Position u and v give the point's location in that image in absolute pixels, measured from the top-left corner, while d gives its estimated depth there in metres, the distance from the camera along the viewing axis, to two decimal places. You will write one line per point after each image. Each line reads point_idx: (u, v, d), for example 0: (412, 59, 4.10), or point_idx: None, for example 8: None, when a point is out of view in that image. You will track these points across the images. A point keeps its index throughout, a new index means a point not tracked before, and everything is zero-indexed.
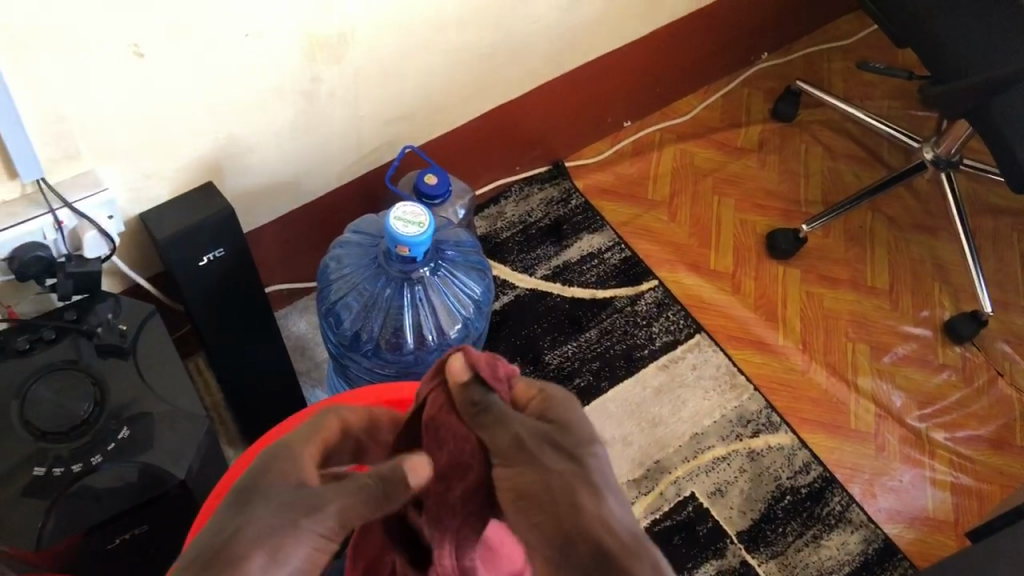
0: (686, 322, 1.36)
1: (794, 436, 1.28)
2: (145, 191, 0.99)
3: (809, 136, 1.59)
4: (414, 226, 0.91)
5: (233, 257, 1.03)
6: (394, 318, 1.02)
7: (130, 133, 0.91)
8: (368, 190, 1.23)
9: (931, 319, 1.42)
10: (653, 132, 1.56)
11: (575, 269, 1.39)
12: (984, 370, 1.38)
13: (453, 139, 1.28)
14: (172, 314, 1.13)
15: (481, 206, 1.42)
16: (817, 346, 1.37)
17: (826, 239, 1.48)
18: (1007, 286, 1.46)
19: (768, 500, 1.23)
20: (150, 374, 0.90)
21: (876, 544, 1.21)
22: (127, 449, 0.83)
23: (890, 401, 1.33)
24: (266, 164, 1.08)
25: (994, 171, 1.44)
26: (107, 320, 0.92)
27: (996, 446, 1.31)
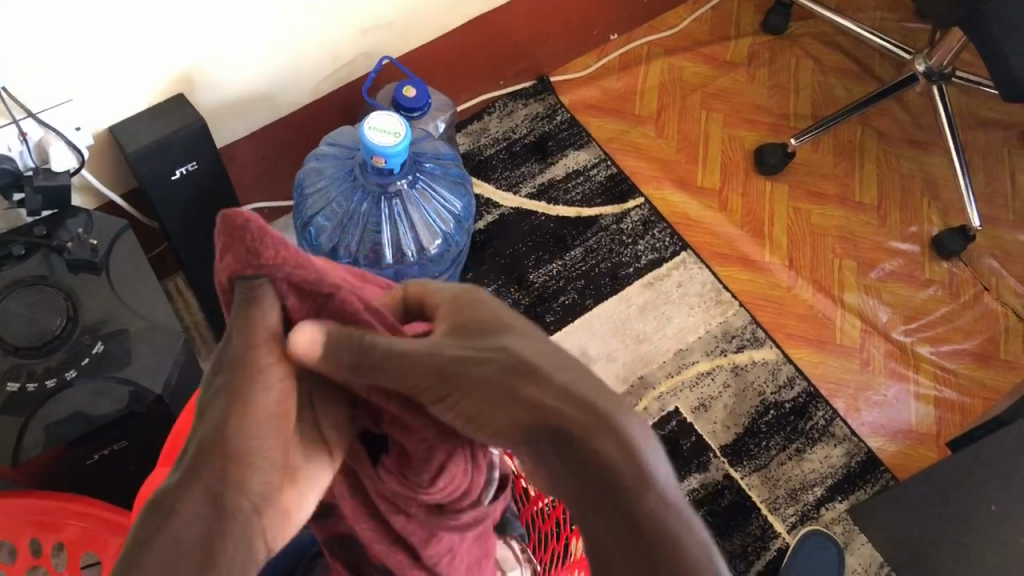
0: (672, 240, 1.35)
1: (778, 350, 1.28)
2: (113, 101, 0.96)
3: (800, 49, 1.55)
4: (390, 135, 0.89)
5: (207, 171, 1.01)
6: (371, 234, 1.00)
7: (96, 41, 0.88)
8: (346, 105, 1.20)
9: (920, 234, 1.40)
10: (640, 46, 1.52)
11: (560, 187, 1.37)
12: (971, 286, 1.37)
13: (432, 51, 1.24)
14: (147, 232, 1.11)
15: (463, 123, 1.39)
16: (803, 262, 1.36)
17: (815, 154, 1.46)
18: (996, 201, 1.45)
19: (751, 414, 1.23)
20: (123, 289, 0.88)
21: (859, 457, 1.22)
22: (104, 364, 0.83)
23: (876, 316, 1.33)
24: (239, 76, 1.04)
25: (986, 83, 1.41)
26: (78, 235, 0.90)
27: (981, 360, 1.31)
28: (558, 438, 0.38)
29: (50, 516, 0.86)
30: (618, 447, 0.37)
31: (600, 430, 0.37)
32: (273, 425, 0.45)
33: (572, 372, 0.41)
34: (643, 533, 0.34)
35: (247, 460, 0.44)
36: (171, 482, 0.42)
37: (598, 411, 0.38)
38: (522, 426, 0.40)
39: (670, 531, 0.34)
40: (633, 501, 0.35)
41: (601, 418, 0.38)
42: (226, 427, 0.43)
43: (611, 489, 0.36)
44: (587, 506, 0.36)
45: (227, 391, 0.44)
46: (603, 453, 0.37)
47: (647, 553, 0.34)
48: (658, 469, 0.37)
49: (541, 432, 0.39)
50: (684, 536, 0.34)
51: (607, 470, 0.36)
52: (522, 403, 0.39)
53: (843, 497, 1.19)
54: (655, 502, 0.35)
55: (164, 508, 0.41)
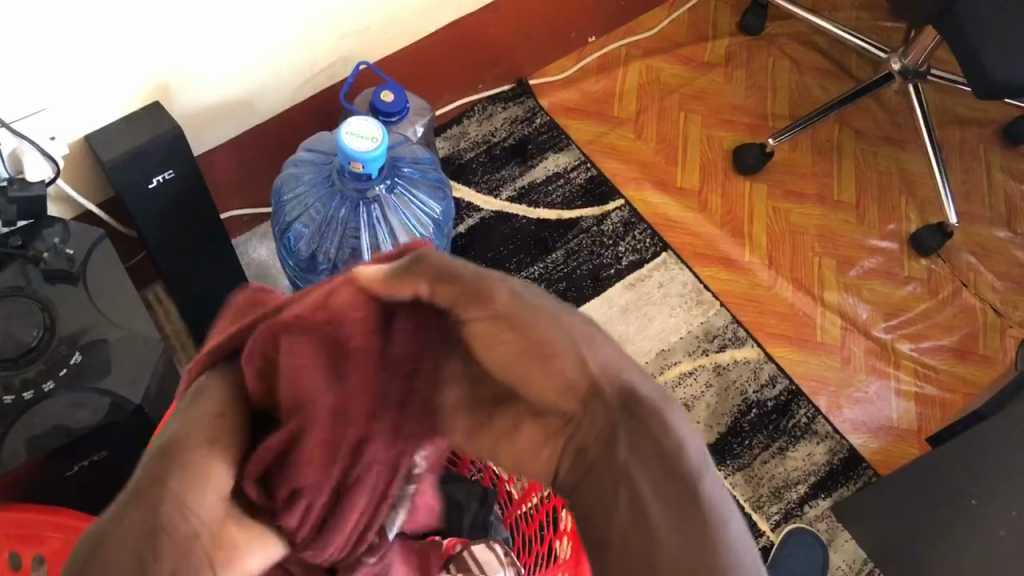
0: (653, 241, 1.35)
1: (759, 349, 1.28)
2: (89, 111, 0.95)
3: (777, 49, 1.56)
4: (367, 140, 0.89)
5: (184, 179, 1.01)
6: (350, 239, 1.00)
7: (71, 50, 0.88)
8: (324, 111, 1.20)
9: (898, 232, 1.41)
10: (618, 48, 1.52)
11: (541, 190, 1.37)
12: (949, 282, 1.38)
13: (410, 55, 1.24)
14: (125, 241, 1.11)
15: (442, 127, 1.39)
16: (783, 261, 1.36)
17: (794, 153, 1.46)
18: (973, 197, 1.46)
19: (734, 413, 1.24)
20: (101, 299, 0.88)
21: (842, 455, 1.22)
22: (83, 375, 0.83)
23: (856, 314, 1.34)
24: (215, 82, 1.04)
25: (961, 81, 1.42)
26: (54, 245, 0.90)
27: (960, 356, 1.32)
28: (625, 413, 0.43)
29: (30, 528, 0.85)
30: (681, 433, 0.43)
31: (662, 412, 0.43)
32: (216, 466, 0.45)
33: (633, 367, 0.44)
34: (697, 522, 0.42)
35: (182, 509, 0.42)
36: (115, 510, 0.41)
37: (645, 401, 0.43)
38: (579, 391, 0.43)
39: (715, 517, 0.42)
40: (693, 489, 0.42)
41: (657, 404, 0.43)
42: (181, 448, 0.44)
43: (675, 477, 0.42)
44: (638, 477, 0.43)
45: (177, 434, 0.44)
46: (674, 433, 0.43)
47: (700, 543, 0.41)
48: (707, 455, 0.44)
49: (607, 404, 0.43)
50: (722, 528, 0.42)
51: (671, 458, 0.42)
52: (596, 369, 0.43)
53: (827, 495, 1.20)
54: (704, 490, 0.42)
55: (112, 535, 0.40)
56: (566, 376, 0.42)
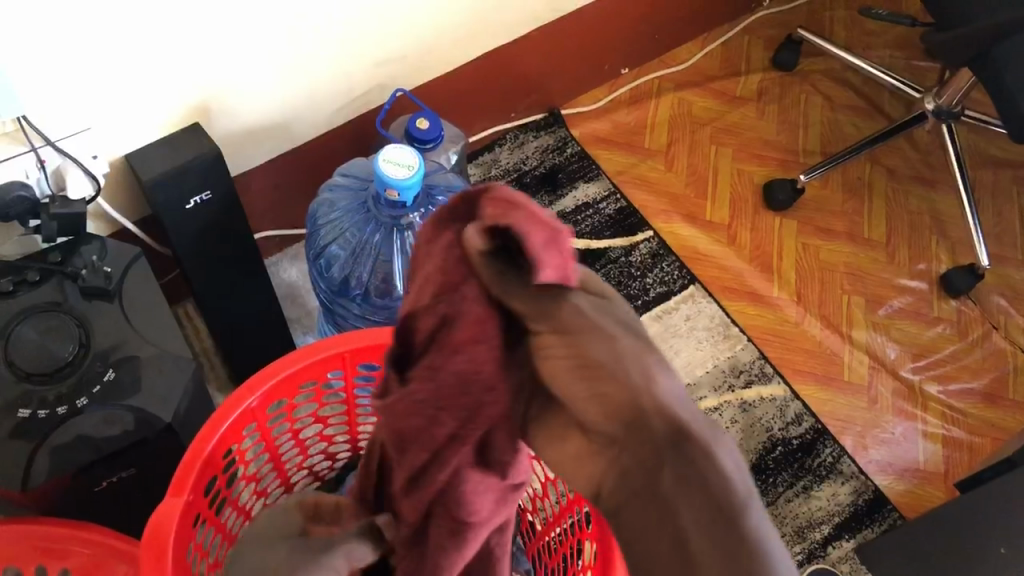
0: (681, 274, 1.35)
1: (786, 387, 1.27)
2: (130, 129, 0.97)
3: (810, 86, 1.57)
4: (404, 168, 0.90)
5: (220, 201, 1.02)
6: (383, 265, 1.01)
7: (114, 69, 0.89)
8: (360, 136, 1.21)
9: (927, 272, 1.41)
10: (651, 80, 1.53)
11: (570, 220, 1.37)
12: (979, 324, 1.37)
13: (445, 83, 1.26)
14: (159, 259, 1.12)
15: (474, 154, 1.40)
16: (811, 298, 1.36)
17: (824, 190, 1.46)
18: (1005, 240, 1.45)
19: (759, 451, 1.23)
20: (136, 318, 0.89)
21: (867, 496, 1.21)
22: (114, 393, 0.83)
23: (884, 353, 1.33)
24: (254, 105, 1.06)
25: (995, 123, 1.42)
26: (92, 262, 0.91)
27: (989, 400, 1.31)
28: (670, 441, 0.40)
29: (55, 542, 0.85)
30: (730, 464, 0.39)
31: (705, 441, 0.39)
32: None
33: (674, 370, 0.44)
34: (740, 553, 0.37)
35: None
36: None
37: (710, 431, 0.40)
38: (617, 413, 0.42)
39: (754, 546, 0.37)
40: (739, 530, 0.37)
41: (709, 435, 0.40)
42: None
43: (720, 512, 0.38)
44: (684, 514, 0.38)
45: None
46: (716, 463, 0.39)
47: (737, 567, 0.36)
48: (753, 491, 0.39)
49: (640, 423, 0.41)
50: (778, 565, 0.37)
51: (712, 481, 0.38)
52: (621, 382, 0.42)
53: (851, 536, 1.19)
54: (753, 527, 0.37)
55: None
56: (613, 400, 0.42)
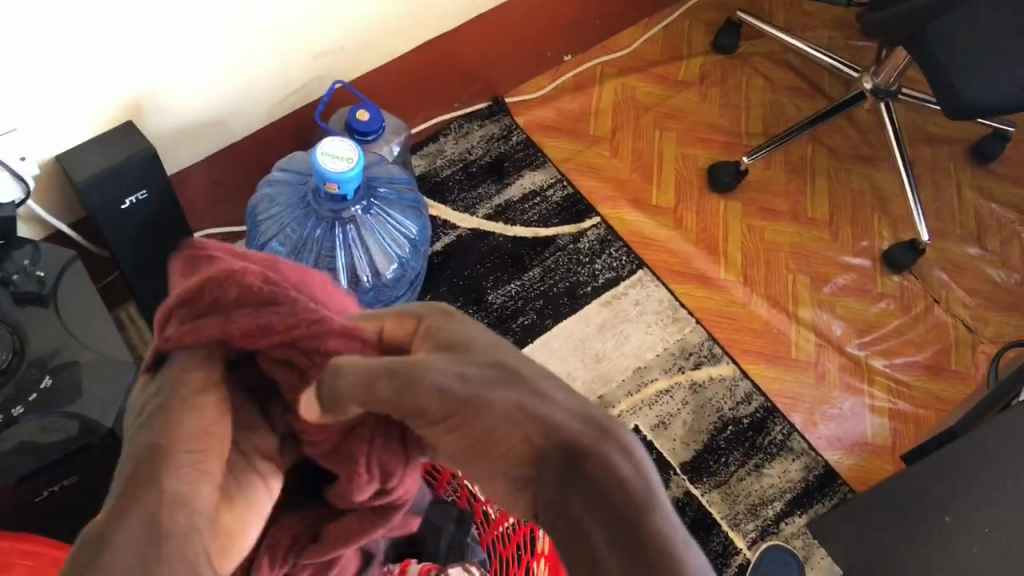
0: (629, 259, 1.35)
1: (734, 366, 1.29)
2: (60, 130, 0.94)
3: (750, 68, 1.58)
4: (343, 160, 0.88)
5: (158, 199, 1.00)
6: (326, 260, 1.00)
7: (40, 71, 0.87)
8: (299, 130, 1.19)
9: (870, 248, 1.43)
10: (593, 66, 1.53)
11: (517, 208, 1.37)
12: (921, 299, 1.40)
13: (385, 75, 1.24)
14: (97, 260, 1.09)
15: (419, 145, 1.40)
16: (758, 279, 1.37)
17: (767, 171, 1.47)
18: (944, 215, 1.48)
19: (710, 431, 1.24)
20: (72, 322, 0.87)
21: (817, 471, 1.23)
22: (53, 400, 0.81)
23: (830, 330, 1.35)
24: (189, 102, 1.04)
25: (931, 100, 1.44)
26: (24, 267, 0.89)
27: (933, 372, 1.33)
28: (565, 459, 0.33)
29: None
30: (624, 461, 0.32)
31: (600, 447, 0.33)
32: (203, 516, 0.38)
33: (539, 367, 0.37)
34: (651, 555, 0.29)
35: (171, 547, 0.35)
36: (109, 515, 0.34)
37: (597, 421, 0.34)
38: (528, 450, 0.34)
39: (673, 553, 0.30)
40: (638, 521, 0.30)
41: (591, 432, 0.33)
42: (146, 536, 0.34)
43: (628, 526, 0.30)
44: (596, 538, 0.31)
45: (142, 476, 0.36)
46: (613, 468, 0.32)
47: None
48: (662, 496, 0.32)
49: (547, 451, 0.33)
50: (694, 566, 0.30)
51: (620, 493, 0.31)
52: (533, 422, 0.34)
53: (802, 511, 1.20)
54: (659, 530, 0.30)
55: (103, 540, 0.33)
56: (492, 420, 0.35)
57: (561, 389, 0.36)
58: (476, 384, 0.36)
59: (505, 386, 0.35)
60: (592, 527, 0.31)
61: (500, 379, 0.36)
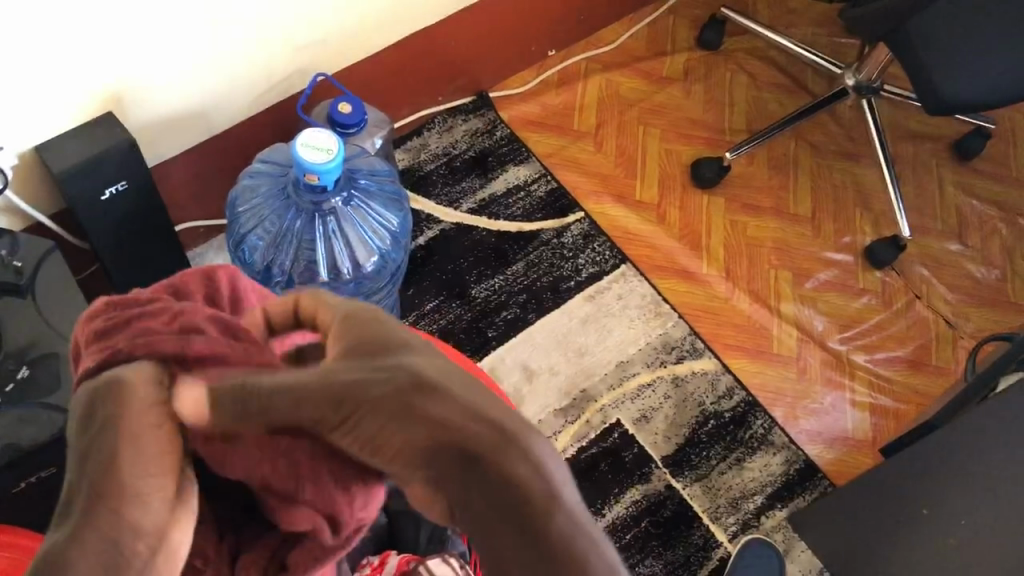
0: (612, 254, 1.36)
1: (717, 361, 1.29)
2: (40, 122, 0.94)
3: (734, 64, 1.58)
4: (322, 152, 0.88)
5: (138, 190, 1.00)
6: (306, 252, 1.00)
7: (19, 62, 0.87)
8: (281, 123, 1.19)
9: (852, 245, 1.43)
10: (578, 62, 1.53)
11: (501, 203, 1.37)
12: (902, 294, 1.40)
13: (368, 68, 1.24)
14: (77, 252, 1.09)
15: (403, 139, 1.40)
16: (740, 274, 1.38)
17: (750, 167, 1.48)
18: (925, 211, 1.49)
19: (692, 425, 1.25)
20: (48, 313, 0.86)
21: (798, 465, 1.24)
22: (28, 390, 0.81)
23: (812, 325, 1.35)
24: (169, 94, 1.03)
25: (913, 97, 1.45)
26: (1, 257, 0.89)
27: (913, 367, 1.34)
28: (462, 461, 0.32)
29: None
30: (527, 467, 0.31)
31: (503, 451, 0.32)
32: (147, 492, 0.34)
33: (469, 388, 0.35)
34: (552, 561, 0.29)
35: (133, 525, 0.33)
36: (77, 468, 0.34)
37: (509, 433, 0.32)
38: (420, 451, 0.33)
39: (581, 554, 0.29)
40: (540, 523, 0.30)
41: (514, 435, 0.33)
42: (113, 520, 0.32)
43: (532, 534, 0.30)
44: (503, 541, 0.30)
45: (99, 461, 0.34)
46: (515, 474, 0.31)
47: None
48: (570, 489, 0.32)
49: (441, 448, 0.33)
50: (595, 561, 0.29)
51: (519, 494, 0.30)
52: (420, 419, 0.33)
53: (783, 505, 1.21)
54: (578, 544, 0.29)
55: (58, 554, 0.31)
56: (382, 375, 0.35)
57: (462, 388, 0.35)
58: (395, 393, 0.34)
59: (422, 391, 0.34)
60: (496, 534, 0.30)
61: (408, 372, 0.35)
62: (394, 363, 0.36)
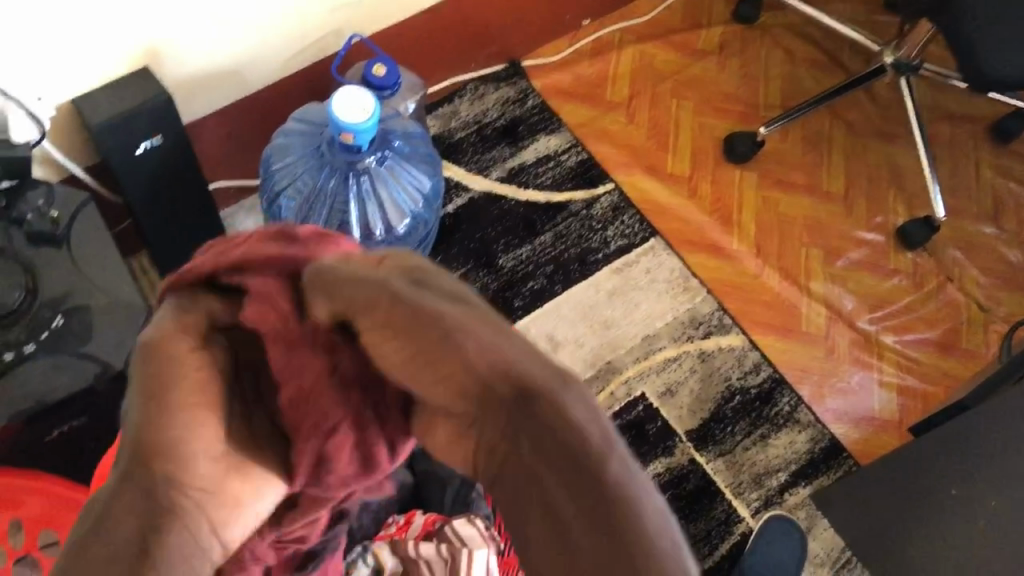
0: (641, 227, 1.35)
1: (744, 337, 1.29)
2: (77, 74, 0.94)
3: (770, 39, 1.56)
4: (359, 111, 0.88)
5: (172, 146, 1.00)
6: (339, 212, 0.99)
7: (60, 13, 0.87)
8: (315, 84, 1.19)
9: (885, 225, 1.42)
10: (612, 32, 1.52)
11: (531, 172, 1.37)
12: (934, 276, 1.39)
13: (402, 31, 1.24)
14: (109, 207, 1.10)
15: (434, 106, 1.39)
16: (770, 251, 1.37)
17: (784, 143, 1.46)
18: (960, 192, 1.47)
19: (717, 400, 1.24)
20: (84, 265, 0.87)
21: (823, 443, 1.23)
22: (63, 339, 0.82)
23: (842, 305, 1.34)
24: (205, 52, 1.03)
25: (953, 77, 1.43)
26: (38, 207, 0.88)
27: (942, 350, 1.33)
28: (517, 402, 0.35)
29: (7, 493, 0.84)
30: (587, 418, 0.34)
31: (559, 395, 0.34)
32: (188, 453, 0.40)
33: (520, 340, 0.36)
34: (622, 530, 0.33)
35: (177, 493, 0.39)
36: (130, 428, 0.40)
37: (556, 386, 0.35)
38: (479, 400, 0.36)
39: (645, 530, 0.33)
40: (596, 476, 0.34)
41: (557, 387, 0.35)
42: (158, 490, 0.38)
43: (599, 497, 0.34)
44: (565, 494, 0.34)
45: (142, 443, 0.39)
46: (574, 424, 0.34)
47: (621, 546, 0.33)
48: (615, 437, 0.35)
49: (496, 395, 0.35)
50: (656, 530, 0.34)
51: (580, 452, 0.34)
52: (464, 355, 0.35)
53: (807, 482, 1.20)
54: (637, 512, 0.33)
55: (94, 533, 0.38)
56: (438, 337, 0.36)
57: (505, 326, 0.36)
58: (459, 320, 0.36)
59: (469, 331, 0.35)
60: (562, 501, 0.34)
61: (456, 310, 0.36)
62: (460, 301, 0.37)
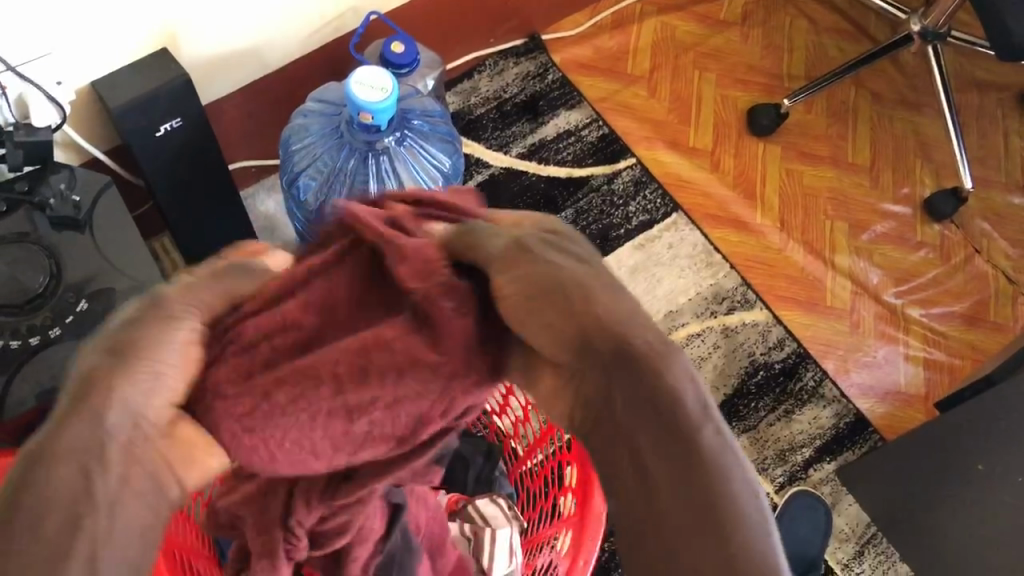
0: (663, 202, 1.34)
1: (768, 312, 1.28)
2: (96, 56, 0.94)
3: (794, 8, 1.53)
4: (378, 90, 0.87)
5: (193, 127, 1.00)
6: (359, 193, 0.99)
7: None
8: (334, 63, 1.18)
9: (911, 196, 1.40)
10: (633, 4, 1.50)
11: (551, 147, 1.35)
12: (961, 248, 1.37)
13: (420, 7, 1.22)
14: (131, 189, 1.10)
15: (454, 82, 1.38)
16: (795, 225, 1.35)
17: (809, 115, 1.44)
18: (989, 161, 1.44)
19: (741, 375, 1.24)
20: (106, 248, 0.87)
21: (848, 418, 1.22)
22: (87, 322, 0.82)
23: (867, 278, 1.33)
24: (223, 32, 1.03)
25: (982, 44, 1.40)
26: (60, 192, 0.89)
27: (969, 323, 1.31)
28: (613, 366, 0.38)
29: None
30: (680, 377, 0.38)
31: (663, 357, 0.38)
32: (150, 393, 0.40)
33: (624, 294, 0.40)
34: (710, 490, 0.36)
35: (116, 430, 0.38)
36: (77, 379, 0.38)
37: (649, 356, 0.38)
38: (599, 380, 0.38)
39: (726, 472, 0.37)
40: (690, 440, 0.37)
41: (661, 354, 0.38)
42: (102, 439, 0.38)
43: (692, 459, 0.37)
44: (655, 456, 0.37)
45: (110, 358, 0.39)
46: (671, 389, 0.37)
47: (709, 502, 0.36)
48: (708, 398, 0.39)
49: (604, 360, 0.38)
50: (737, 490, 0.37)
51: (673, 412, 0.37)
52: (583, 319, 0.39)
53: (832, 458, 1.20)
54: (728, 488, 0.37)
55: (47, 463, 0.37)
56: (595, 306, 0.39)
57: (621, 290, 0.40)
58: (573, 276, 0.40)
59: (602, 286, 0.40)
60: (658, 459, 0.37)
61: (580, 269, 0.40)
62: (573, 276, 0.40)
